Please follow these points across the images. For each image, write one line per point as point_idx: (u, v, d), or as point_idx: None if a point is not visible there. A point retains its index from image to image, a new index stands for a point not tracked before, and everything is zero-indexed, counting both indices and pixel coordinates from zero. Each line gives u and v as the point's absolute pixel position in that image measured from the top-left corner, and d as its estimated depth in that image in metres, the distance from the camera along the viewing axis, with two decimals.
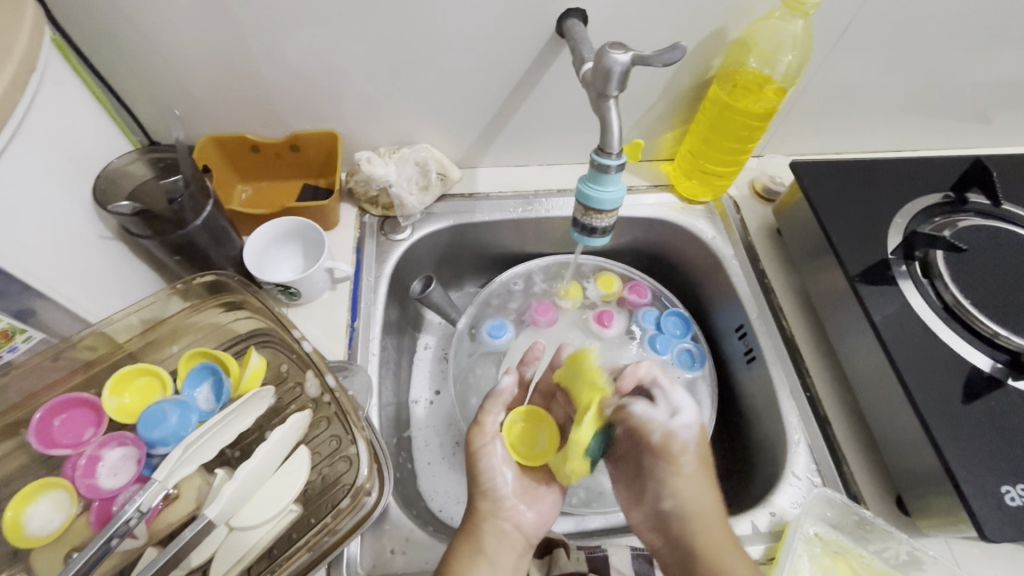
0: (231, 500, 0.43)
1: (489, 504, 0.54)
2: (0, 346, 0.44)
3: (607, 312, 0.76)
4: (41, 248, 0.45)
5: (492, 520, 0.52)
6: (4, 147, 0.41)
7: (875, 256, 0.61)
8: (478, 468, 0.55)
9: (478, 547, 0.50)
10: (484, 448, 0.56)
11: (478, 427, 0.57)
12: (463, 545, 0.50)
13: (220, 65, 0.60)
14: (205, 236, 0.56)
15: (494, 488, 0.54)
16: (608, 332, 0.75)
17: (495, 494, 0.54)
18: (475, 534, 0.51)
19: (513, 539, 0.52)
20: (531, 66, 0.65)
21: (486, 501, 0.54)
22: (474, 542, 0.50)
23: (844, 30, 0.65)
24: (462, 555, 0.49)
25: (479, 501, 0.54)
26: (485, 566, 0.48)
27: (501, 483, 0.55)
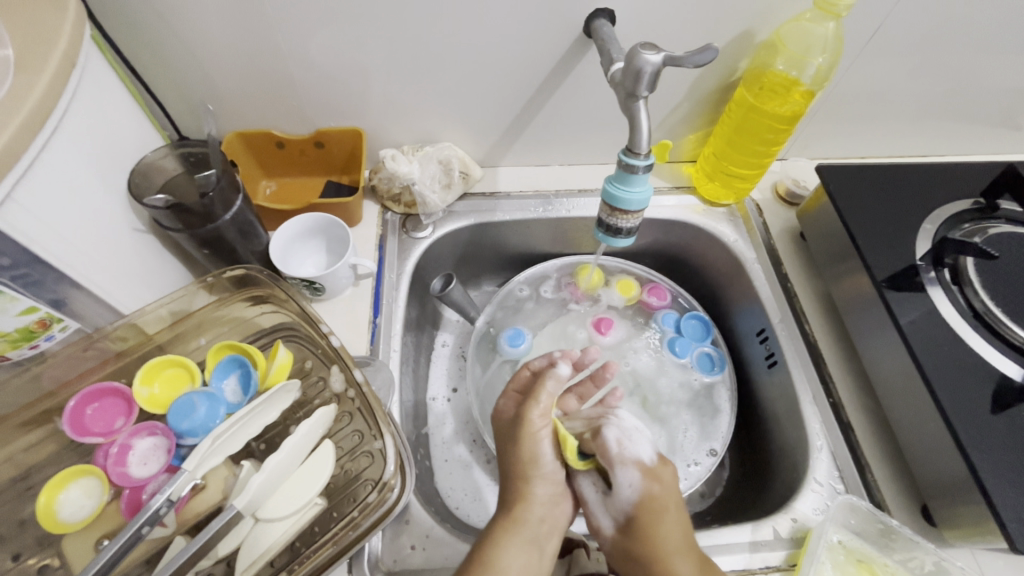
0: (258, 492, 0.43)
1: (544, 490, 0.51)
2: (37, 335, 0.45)
3: (604, 320, 0.76)
4: (79, 239, 0.46)
5: (542, 504, 0.51)
6: (46, 139, 0.42)
7: (903, 262, 0.60)
8: (534, 453, 0.51)
9: (525, 537, 0.48)
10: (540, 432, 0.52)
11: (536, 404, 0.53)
12: (510, 530, 0.48)
13: (249, 61, 0.61)
14: (233, 232, 0.57)
15: (547, 474, 0.51)
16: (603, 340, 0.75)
17: (545, 477, 0.52)
18: (520, 519, 0.49)
19: (558, 519, 0.51)
20: (557, 66, 0.65)
21: (538, 484, 0.51)
22: (520, 528, 0.48)
23: (875, 33, 0.65)
24: (508, 541, 0.47)
25: (533, 486, 0.51)
26: (535, 554, 0.48)
27: (552, 468, 0.52)
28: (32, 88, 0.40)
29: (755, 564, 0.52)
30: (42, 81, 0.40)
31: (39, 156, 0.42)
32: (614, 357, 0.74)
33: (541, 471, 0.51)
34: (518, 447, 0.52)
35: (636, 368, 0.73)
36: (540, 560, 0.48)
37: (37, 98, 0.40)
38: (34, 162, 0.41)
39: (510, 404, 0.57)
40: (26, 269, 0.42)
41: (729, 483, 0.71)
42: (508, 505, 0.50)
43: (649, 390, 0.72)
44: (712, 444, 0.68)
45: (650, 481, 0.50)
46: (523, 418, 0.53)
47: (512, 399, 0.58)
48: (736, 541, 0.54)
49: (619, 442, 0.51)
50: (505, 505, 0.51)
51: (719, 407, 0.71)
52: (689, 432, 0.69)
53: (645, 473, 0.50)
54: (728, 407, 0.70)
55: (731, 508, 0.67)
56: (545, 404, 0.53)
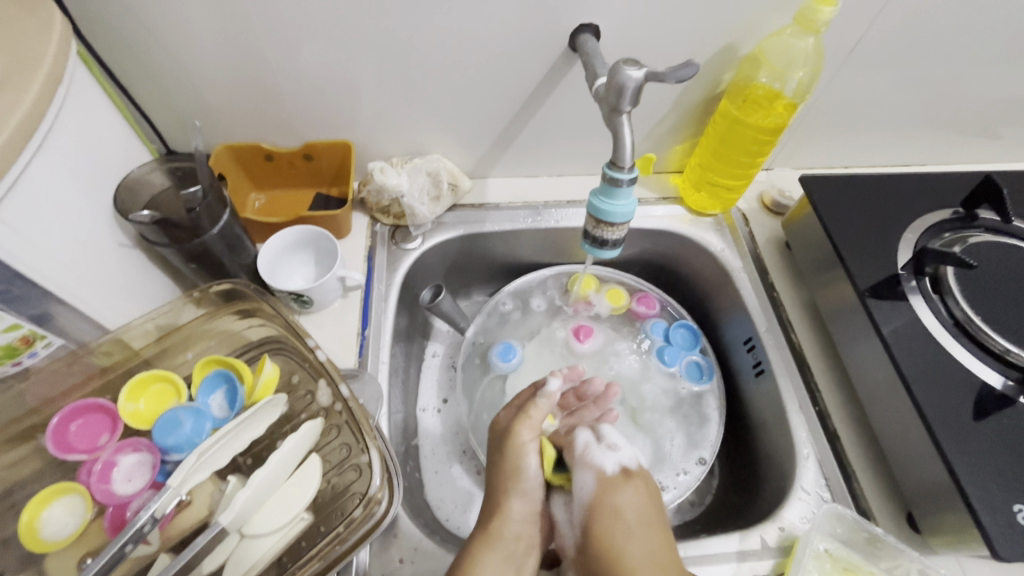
0: (244, 508, 0.43)
1: (522, 505, 0.53)
2: (21, 351, 0.45)
3: (584, 328, 0.77)
4: (63, 255, 0.46)
5: (519, 521, 0.52)
6: (30, 157, 0.42)
7: (885, 271, 0.61)
8: (519, 466, 0.53)
9: (498, 551, 0.50)
10: (527, 445, 0.53)
11: (527, 419, 0.54)
12: (487, 546, 0.50)
13: (238, 77, 0.61)
14: (221, 246, 0.57)
15: (527, 490, 0.53)
16: (581, 349, 0.75)
17: (524, 492, 0.53)
18: (496, 535, 0.50)
19: (533, 536, 0.53)
20: (543, 79, 0.66)
21: (515, 500, 0.53)
22: (498, 544, 0.50)
23: (854, 47, 0.66)
24: (487, 557, 0.49)
25: (511, 502, 0.52)
26: (511, 566, 0.50)
27: (534, 484, 0.54)
28: (16, 106, 0.40)
29: (743, 573, 0.53)
30: (26, 98, 0.41)
31: (23, 173, 0.42)
32: (597, 363, 0.75)
33: (520, 486, 0.53)
34: (501, 459, 0.53)
35: (621, 372, 0.74)
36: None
37: (20, 115, 0.40)
38: (19, 179, 0.41)
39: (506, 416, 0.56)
40: (10, 285, 0.42)
41: (719, 491, 0.71)
42: (486, 520, 0.52)
43: (632, 395, 0.73)
44: (702, 452, 0.68)
45: (605, 488, 0.52)
46: (511, 433, 0.53)
47: (509, 411, 0.57)
48: (724, 551, 0.54)
49: (587, 446, 0.55)
50: (481, 520, 0.52)
51: (708, 415, 0.71)
52: (676, 440, 0.70)
53: (603, 481, 0.52)
54: (717, 415, 0.70)
55: (721, 516, 0.67)
56: (534, 418, 0.54)
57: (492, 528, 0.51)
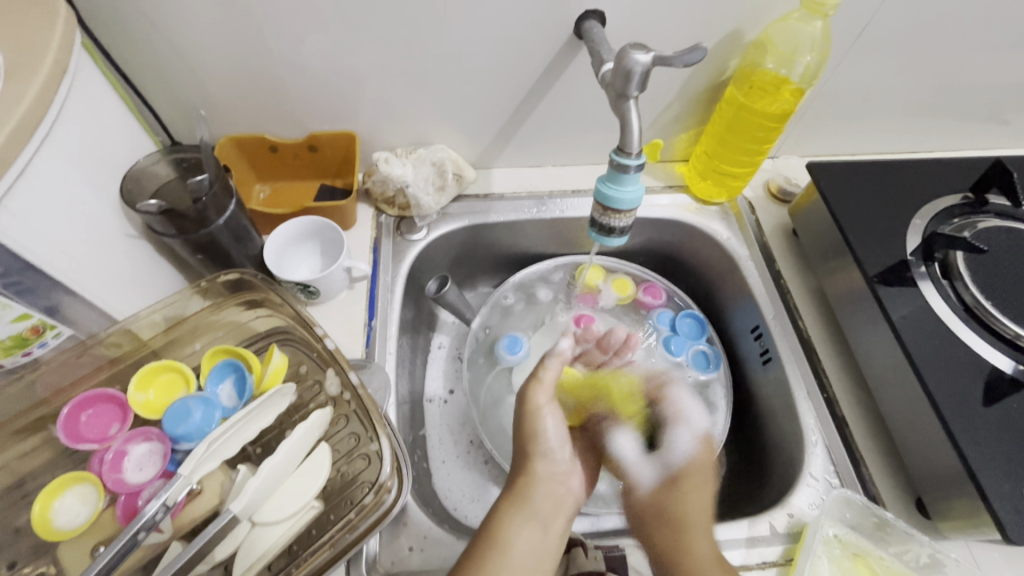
0: (255, 496, 0.43)
1: (545, 466, 0.55)
2: (30, 342, 0.45)
3: (585, 316, 0.77)
4: (71, 246, 0.46)
5: (543, 483, 0.54)
6: (37, 147, 0.42)
7: (894, 258, 0.61)
8: (535, 429, 0.56)
9: (526, 511, 0.51)
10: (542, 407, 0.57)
11: (538, 383, 0.58)
12: (514, 506, 0.51)
13: (242, 67, 0.61)
14: (227, 236, 0.57)
15: (549, 450, 0.56)
16: None
17: (545, 454, 0.56)
18: (524, 497, 0.52)
19: (562, 500, 0.54)
20: (548, 68, 0.65)
21: (539, 462, 0.55)
22: (525, 505, 0.51)
23: (861, 32, 0.65)
24: (515, 518, 0.50)
25: (535, 464, 0.55)
26: (537, 526, 0.50)
27: (554, 446, 0.56)
28: (22, 97, 0.40)
29: (752, 559, 0.52)
30: (32, 88, 0.40)
31: (29, 164, 0.42)
32: None
33: (540, 449, 0.56)
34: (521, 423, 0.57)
35: None
36: (544, 538, 0.50)
37: (26, 105, 0.40)
38: (26, 169, 0.41)
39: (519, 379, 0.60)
40: (18, 276, 0.42)
41: (726, 480, 0.71)
42: (513, 484, 0.54)
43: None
44: None
45: (694, 446, 0.61)
46: (526, 399, 0.57)
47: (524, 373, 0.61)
48: (733, 537, 0.54)
49: (680, 413, 0.62)
50: (508, 485, 0.54)
51: (715, 404, 0.71)
52: None
53: (698, 441, 0.62)
54: (724, 404, 0.70)
55: (729, 505, 0.67)
56: (545, 382, 0.57)
57: (518, 489, 0.52)
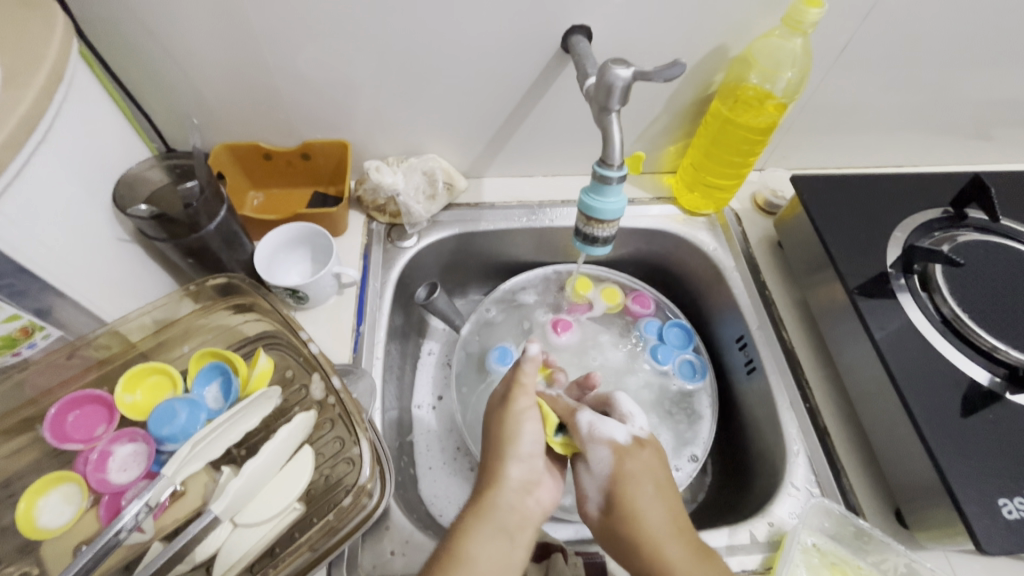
0: (238, 497, 0.44)
1: (520, 470, 0.52)
2: (20, 342, 0.46)
3: (562, 320, 0.79)
4: (65, 249, 0.47)
5: (514, 492, 0.50)
6: (32, 152, 0.43)
7: (874, 269, 0.62)
8: (515, 430, 0.53)
9: (493, 522, 0.48)
10: (524, 412, 0.54)
11: (521, 387, 0.56)
12: (479, 519, 0.48)
13: (237, 77, 0.62)
14: (218, 241, 0.58)
15: (523, 453, 0.52)
16: (559, 340, 0.77)
17: (522, 456, 0.52)
18: (490, 507, 0.49)
19: (531, 511, 0.50)
20: (536, 81, 0.67)
21: (514, 466, 0.52)
22: (490, 516, 0.48)
23: (843, 49, 0.67)
24: (478, 531, 0.47)
25: (509, 466, 0.52)
26: (504, 539, 0.47)
27: (532, 449, 0.53)
28: (18, 103, 0.41)
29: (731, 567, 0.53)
30: (29, 95, 0.42)
31: (24, 167, 0.43)
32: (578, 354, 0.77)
33: (518, 449, 0.53)
34: (500, 424, 0.54)
35: (605, 362, 0.76)
36: (511, 549, 0.47)
37: (23, 111, 0.41)
38: (21, 173, 0.42)
39: (498, 390, 0.58)
40: (13, 278, 0.43)
41: (711, 488, 0.72)
42: (480, 493, 0.50)
43: (618, 388, 0.73)
44: (694, 450, 0.69)
45: (621, 455, 0.52)
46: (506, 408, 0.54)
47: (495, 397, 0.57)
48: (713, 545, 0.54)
49: (592, 424, 0.55)
50: (476, 491, 0.51)
51: (701, 413, 0.71)
52: (667, 439, 0.70)
53: (617, 450, 0.53)
54: (709, 413, 0.71)
55: (713, 513, 0.68)
56: (528, 385, 0.56)
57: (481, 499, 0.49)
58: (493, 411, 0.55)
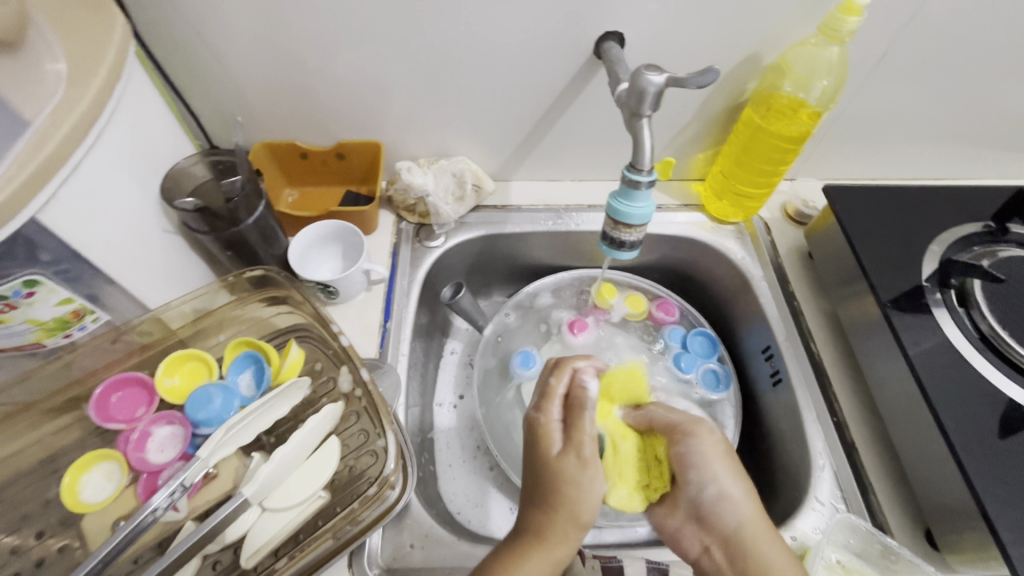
0: (266, 482, 0.45)
1: (579, 534, 0.49)
2: (71, 325, 0.49)
3: (579, 321, 0.79)
4: (116, 240, 0.50)
5: (571, 544, 0.49)
6: (89, 147, 0.45)
7: (910, 283, 0.60)
8: (574, 497, 0.48)
9: (546, 566, 0.47)
10: (592, 476, 0.49)
11: (588, 439, 0.50)
12: (535, 555, 0.47)
13: (278, 78, 0.65)
14: (255, 235, 0.60)
15: (584, 521, 0.49)
16: (576, 341, 0.77)
17: (584, 520, 0.49)
18: (550, 550, 0.48)
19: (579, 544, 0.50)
20: (567, 87, 0.67)
21: (574, 529, 0.49)
22: (547, 557, 0.47)
23: (882, 59, 0.66)
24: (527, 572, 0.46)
25: (569, 529, 0.48)
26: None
27: (592, 515, 0.49)
28: (80, 100, 0.43)
29: None
30: (89, 92, 0.44)
31: (83, 161, 0.45)
32: (593, 352, 0.77)
33: (583, 515, 0.48)
34: (562, 483, 0.49)
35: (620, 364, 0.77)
36: None
37: (84, 106, 0.43)
38: (80, 167, 0.45)
39: (555, 414, 0.53)
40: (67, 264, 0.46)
41: None
42: (538, 526, 0.49)
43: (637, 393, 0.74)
44: None
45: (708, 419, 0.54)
46: (571, 474, 0.49)
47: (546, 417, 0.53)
48: None
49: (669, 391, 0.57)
50: (534, 523, 0.49)
51: (723, 423, 0.70)
52: None
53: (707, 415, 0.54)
54: (732, 423, 0.70)
55: None
56: (592, 438, 0.50)
57: (540, 530, 0.48)
58: (557, 464, 0.49)
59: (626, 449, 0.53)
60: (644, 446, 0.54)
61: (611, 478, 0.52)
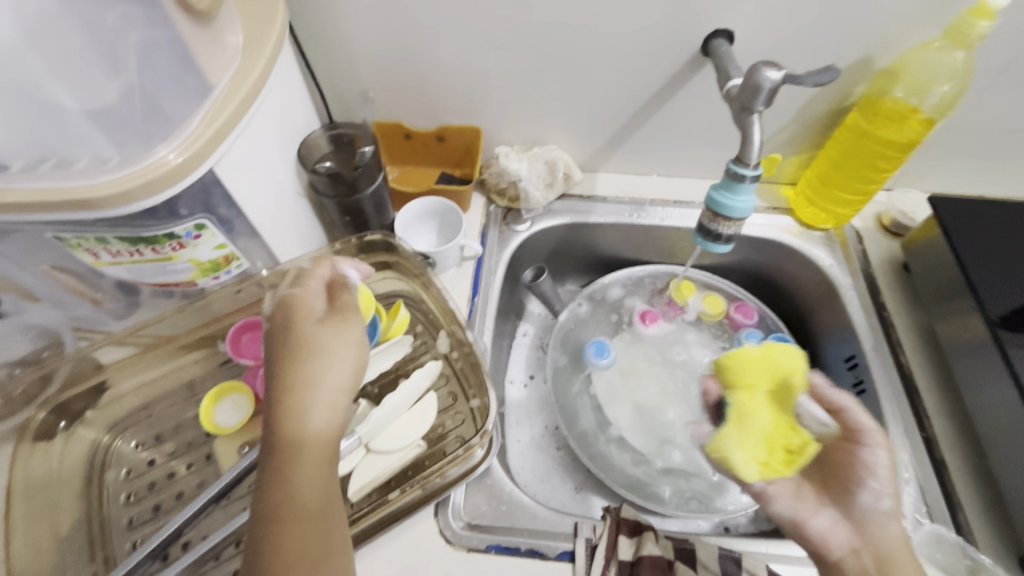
0: (375, 426, 0.52)
1: (325, 429, 0.41)
2: (220, 268, 0.55)
3: (650, 312, 0.79)
4: (261, 198, 0.55)
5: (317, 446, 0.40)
6: (255, 110, 0.50)
7: (1021, 300, 0.58)
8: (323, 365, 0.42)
9: (304, 462, 0.39)
10: (341, 340, 0.44)
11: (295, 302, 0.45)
12: (293, 451, 0.39)
13: (397, 62, 0.70)
14: (370, 205, 0.66)
15: (335, 406, 0.42)
16: (648, 331, 0.79)
17: (331, 407, 0.42)
18: (297, 439, 0.39)
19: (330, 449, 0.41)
20: (669, 82, 0.69)
21: (323, 420, 0.41)
22: (300, 448, 0.39)
23: (1008, 67, 0.63)
24: (292, 468, 0.39)
25: (320, 423, 0.41)
26: (313, 480, 0.39)
27: (334, 398, 0.42)
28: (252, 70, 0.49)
29: None
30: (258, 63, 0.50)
31: (248, 123, 0.50)
32: (660, 347, 0.79)
33: (320, 400, 0.41)
34: (321, 357, 0.42)
35: (691, 358, 0.78)
36: (314, 488, 0.39)
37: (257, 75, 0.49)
38: (246, 128, 0.50)
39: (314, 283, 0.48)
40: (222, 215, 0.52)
41: None
42: (279, 416, 0.40)
43: None
44: None
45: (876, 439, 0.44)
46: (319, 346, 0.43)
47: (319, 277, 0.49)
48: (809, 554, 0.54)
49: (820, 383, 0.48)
50: (274, 414, 0.40)
51: None
52: None
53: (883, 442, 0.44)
54: None
55: None
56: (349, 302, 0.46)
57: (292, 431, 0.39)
58: (306, 326, 0.44)
59: (756, 424, 0.46)
60: (779, 428, 0.46)
61: (735, 443, 0.45)
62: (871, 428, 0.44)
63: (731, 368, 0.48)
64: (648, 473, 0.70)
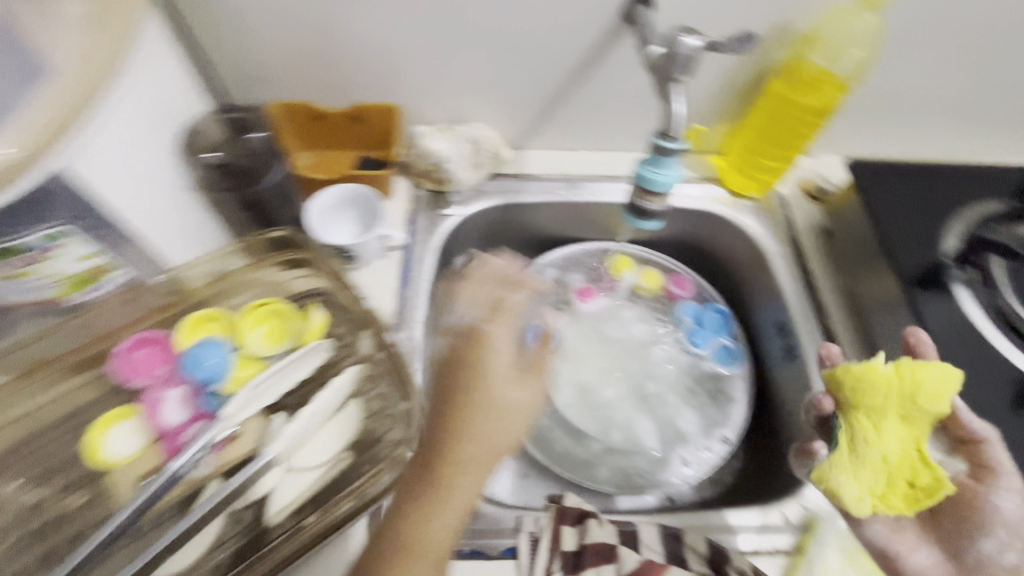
0: (292, 441, 0.47)
1: (482, 442, 0.48)
2: (92, 282, 0.49)
3: (589, 289, 0.78)
4: (135, 195, 0.48)
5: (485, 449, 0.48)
6: (115, 95, 0.44)
7: (933, 260, 0.62)
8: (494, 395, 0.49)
9: (481, 461, 0.47)
10: (513, 378, 0.51)
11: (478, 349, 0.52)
12: (456, 459, 0.47)
13: (295, 34, 0.63)
14: (274, 197, 0.61)
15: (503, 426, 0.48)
16: (586, 307, 0.78)
17: (505, 427, 0.49)
18: (453, 449, 0.47)
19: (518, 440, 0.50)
20: (592, 51, 0.66)
21: (481, 430, 0.48)
22: (469, 456, 0.47)
23: (915, 30, 0.65)
24: (460, 466, 0.47)
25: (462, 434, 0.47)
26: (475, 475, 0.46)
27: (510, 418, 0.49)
28: None
29: (762, 545, 0.54)
30: None
31: (109, 109, 0.43)
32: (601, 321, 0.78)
33: (489, 419, 0.48)
34: (480, 386, 0.50)
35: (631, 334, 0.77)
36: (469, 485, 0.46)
37: None
38: (106, 116, 0.43)
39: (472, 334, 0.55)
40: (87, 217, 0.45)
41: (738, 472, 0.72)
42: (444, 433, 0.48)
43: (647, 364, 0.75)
44: (725, 431, 0.70)
45: None
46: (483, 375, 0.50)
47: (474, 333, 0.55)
48: (745, 522, 0.55)
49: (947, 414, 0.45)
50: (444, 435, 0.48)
51: (731, 396, 0.72)
52: (690, 417, 0.72)
53: None
54: (740, 397, 0.72)
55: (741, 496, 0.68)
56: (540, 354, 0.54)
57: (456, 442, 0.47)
58: (482, 366, 0.51)
59: (876, 454, 0.47)
60: (905, 462, 0.47)
61: (843, 469, 0.48)
62: (1009, 471, 0.48)
63: (855, 389, 0.50)
64: (593, 454, 0.69)
